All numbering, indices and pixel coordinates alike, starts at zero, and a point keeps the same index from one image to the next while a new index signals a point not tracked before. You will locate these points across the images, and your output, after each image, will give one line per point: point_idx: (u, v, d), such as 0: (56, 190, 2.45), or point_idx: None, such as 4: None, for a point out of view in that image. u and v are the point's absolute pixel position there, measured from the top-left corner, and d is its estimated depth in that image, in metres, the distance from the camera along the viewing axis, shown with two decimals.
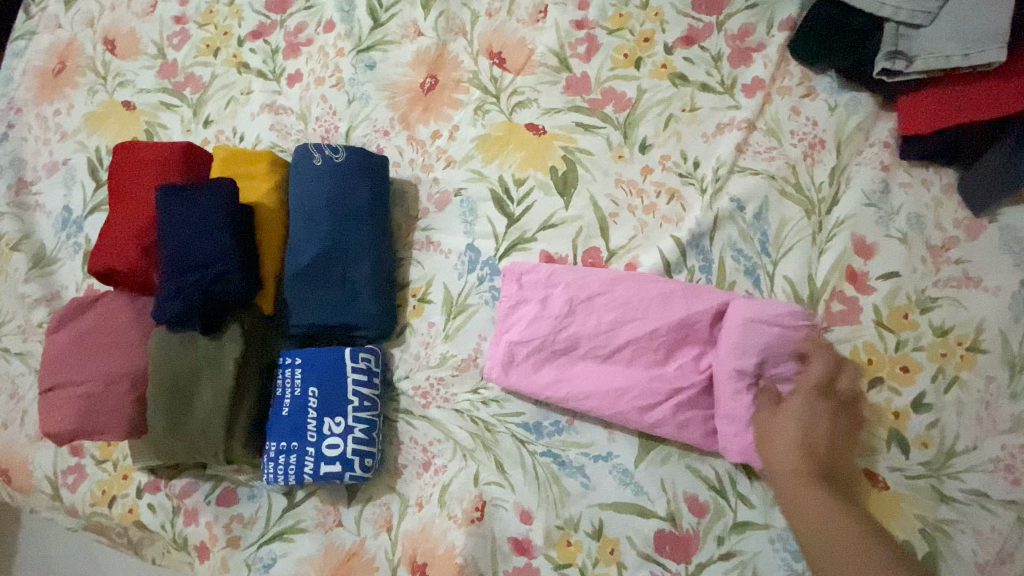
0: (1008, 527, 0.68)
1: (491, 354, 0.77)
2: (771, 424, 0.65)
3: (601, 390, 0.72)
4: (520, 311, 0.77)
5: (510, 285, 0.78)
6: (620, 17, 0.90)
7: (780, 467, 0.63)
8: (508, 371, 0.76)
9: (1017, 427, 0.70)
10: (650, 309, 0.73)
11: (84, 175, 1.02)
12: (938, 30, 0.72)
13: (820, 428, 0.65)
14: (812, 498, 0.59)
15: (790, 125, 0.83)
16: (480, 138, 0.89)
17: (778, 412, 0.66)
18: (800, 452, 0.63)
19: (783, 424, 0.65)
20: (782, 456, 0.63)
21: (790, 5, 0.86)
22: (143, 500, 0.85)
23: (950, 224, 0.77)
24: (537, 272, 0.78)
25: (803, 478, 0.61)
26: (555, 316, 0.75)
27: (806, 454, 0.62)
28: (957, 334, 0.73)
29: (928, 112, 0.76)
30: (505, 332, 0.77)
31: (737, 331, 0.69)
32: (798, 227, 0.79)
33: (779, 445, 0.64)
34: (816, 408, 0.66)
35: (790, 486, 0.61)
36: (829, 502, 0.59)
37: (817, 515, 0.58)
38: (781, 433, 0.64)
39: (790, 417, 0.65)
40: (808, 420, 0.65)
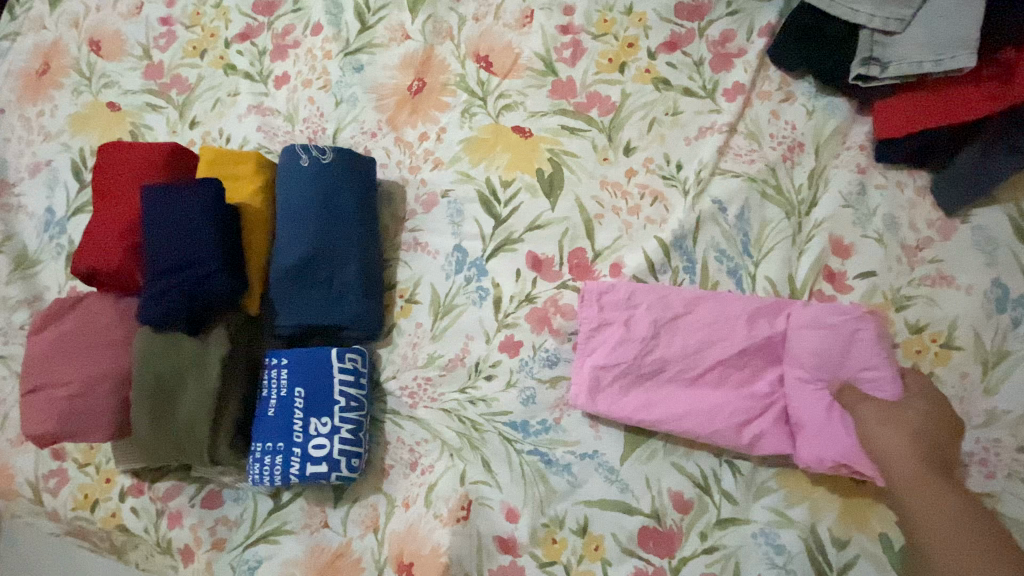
0: None
1: (577, 378, 0.76)
2: (886, 418, 0.65)
3: (702, 411, 0.71)
4: (601, 335, 0.77)
5: (590, 308, 0.77)
6: (605, 22, 0.91)
7: (895, 464, 0.63)
8: (596, 396, 0.75)
9: (990, 422, 0.72)
10: (734, 328, 0.73)
11: (67, 176, 1.01)
12: (911, 37, 0.75)
13: (934, 433, 0.65)
14: (938, 498, 0.60)
15: (769, 129, 0.85)
16: (467, 141, 0.90)
17: (888, 410, 0.66)
18: (919, 450, 0.63)
19: (896, 423, 0.65)
20: (898, 450, 0.63)
21: (769, 12, 0.88)
22: (126, 503, 0.84)
23: (924, 225, 0.79)
24: (617, 292, 0.77)
25: (925, 480, 0.61)
26: (642, 339, 0.74)
27: (924, 454, 0.63)
28: (931, 331, 0.75)
29: (902, 115, 0.78)
30: (587, 356, 0.76)
31: (805, 338, 0.71)
32: (778, 228, 0.81)
33: (896, 441, 0.63)
34: (920, 411, 0.66)
35: (908, 483, 0.62)
36: (957, 502, 0.59)
37: (945, 516, 0.59)
38: (895, 429, 0.64)
39: (900, 416, 0.65)
40: (920, 422, 0.65)
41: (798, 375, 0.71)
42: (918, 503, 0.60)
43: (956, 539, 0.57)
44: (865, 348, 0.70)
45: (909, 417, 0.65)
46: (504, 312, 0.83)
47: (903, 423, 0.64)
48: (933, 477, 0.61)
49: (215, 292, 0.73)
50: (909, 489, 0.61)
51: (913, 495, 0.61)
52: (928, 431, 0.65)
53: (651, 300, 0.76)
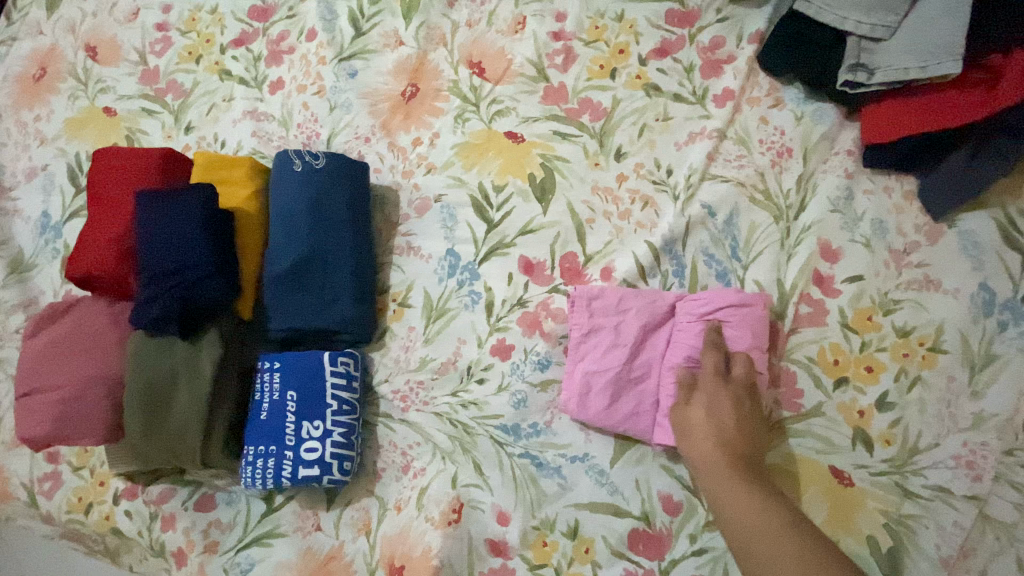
0: (970, 521, 0.71)
1: (569, 384, 0.76)
2: (688, 425, 0.68)
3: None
4: (592, 340, 0.77)
5: (580, 314, 0.78)
6: (596, 29, 0.92)
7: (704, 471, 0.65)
8: (587, 403, 0.75)
9: (977, 424, 0.73)
10: (688, 331, 0.74)
11: (63, 180, 1.01)
12: (896, 44, 0.76)
13: (731, 428, 0.66)
14: (731, 499, 0.61)
15: (759, 135, 0.86)
16: (460, 146, 0.91)
17: (690, 416, 0.68)
18: (719, 450, 0.64)
19: (697, 427, 0.67)
20: (694, 453, 0.66)
21: (759, 19, 0.89)
22: (119, 507, 0.85)
23: (911, 229, 0.80)
24: (606, 297, 0.77)
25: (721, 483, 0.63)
26: (631, 344, 0.75)
27: (719, 454, 0.64)
28: (918, 335, 0.76)
29: (889, 121, 0.79)
30: (578, 362, 0.77)
31: (683, 332, 0.75)
32: (767, 232, 0.82)
33: (699, 447, 0.66)
34: (714, 407, 0.67)
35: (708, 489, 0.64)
36: (737, 496, 0.61)
37: (735, 516, 0.60)
38: (700, 432, 0.67)
39: (700, 419, 0.67)
40: (714, 419, 0.67)
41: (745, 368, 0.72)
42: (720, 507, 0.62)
43: (752, 536, 0.58)
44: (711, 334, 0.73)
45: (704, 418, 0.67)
46: (496, 316, 0.83)
47: (703, 423, 0.67)
48: (726, 479, 0.63)
49: (208, 297, 0.74)
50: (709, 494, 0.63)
51: (717, 500, 0.62)
52: (723, 425, 0.66)
53: (639, 305, 0.77)
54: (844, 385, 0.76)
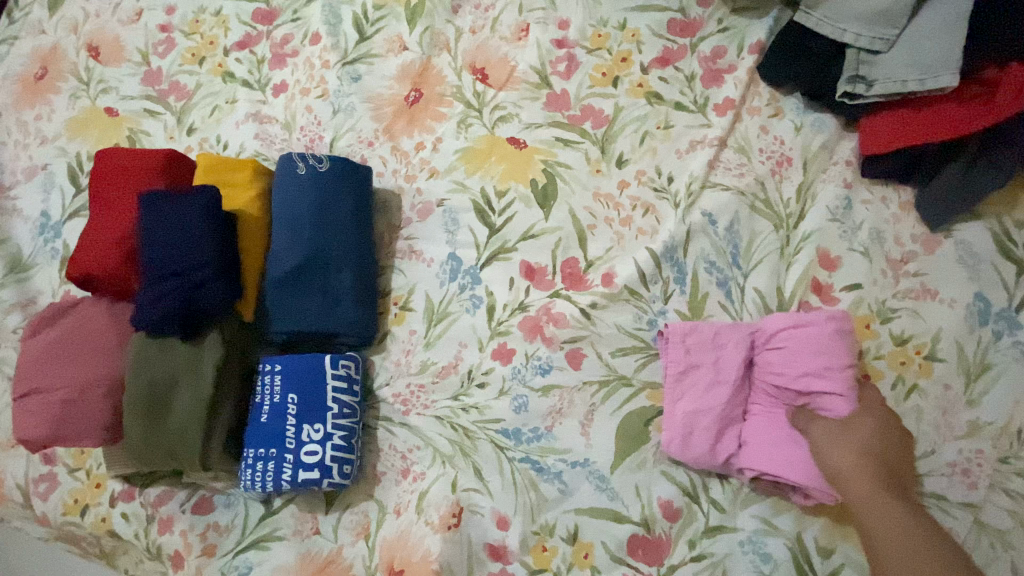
0: (966, 528, 0.71)
1: (673, 425, 0.74)
2: (840, 437, 0.68)
3: (776, 448, 0.71)
4: (690, 378, 0.76)
5: (677, 351, 0.76)
6: (599, 37, 0.93)
7: (849, 478, 0.66)
8: (691, 443, 0.74)
9: (972, 433, 0.74)
10: (774, 359, 0.74)
11: (63, 180, 1.01)
12: (895, 57, 0.77)
13: (883, 450, 0.68)
14: (889, 508, 0.63)
15: (758, 144, 0.87)
16: (463, 150, 0.91)
17: (842, 430, 0.68)
18: (869, 464, 0.66)
19: (846, 441, 0.68)
20: (842, 457, 0.67)
21: (759, 30, 0.91)
22: (116, 508, 0.83)
23: (909, 239, 0.81)
24: (701, 333, 0.77)
25: (877, 493, 0.64)
26: (731, 383, 0.75)
27: (879, 472, 0.65)
28: (916, 343, 0.77)
29: (885, 133, 0.80)
30: (676, 402, 0.76)
31: (771, 360, 0.75)
32: (766, 241, 0.83)
33: (849, 454, 0.67)
34: (877, 430, 0.69)
35: (861, 495, 0.64)
36: (895, 510, 0.62)
37: (894, 530, 0.61)
38: (846, 446, 0.67)
39: (857, 435, 0.68)
40: (869, 438, 0.68)
41: (814, 388, 0.72)
42: (876, 519, 0.62)
43: (907, 547, 0.60)
44: (802, 360, 0.72)
45: (863, 432, 0.68)
46: (498, 320, 0.84)
47: (856, 438, 0.68)
48: (883, 493, 0.64)
49: (209, 299, 0.73)
50: (865, 505, 0.64)
51: (877, 506, 0.63)
52: (872, 445, 0.68)
53: (737, 338, 0.76)
54: None
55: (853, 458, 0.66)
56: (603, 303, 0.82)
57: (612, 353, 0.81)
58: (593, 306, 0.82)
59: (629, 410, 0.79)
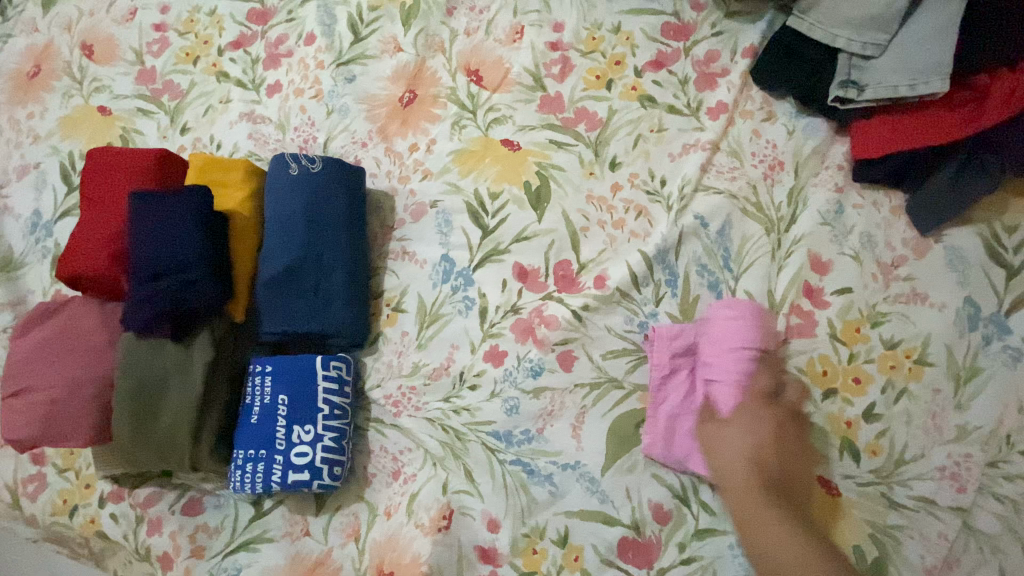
0: (953, 532, 0.71)
1: (655, 428, 0.76)
2: (719, 439, 0.69)
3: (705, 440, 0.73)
4: (674, 381, 0.78)
5: (661, 353, 0.79)
6: (593, 40, 0.93)
7: (729, 480, 0.66)
8: (674, 443, 0.75)
9: (961, 437, 0.74)
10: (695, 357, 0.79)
11: (55, 179, 1.00)
12: (887, 62, 0.78)
13: (761, 447, 0.67)
14: (759, 507, 0.62)
15: (751, 147, 0.87)
16: (457, 152, 0.91)
17: (731, 433, 0.69)
18: (745, 464, 0.66)
19: (724, 442, 0.68)
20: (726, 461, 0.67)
21: (752, 34, 0.91)
22: (105, 509, 0.83)
23: (899, 243, 0.81)
24: (683, 336, 0.79)
25: (750, 493, 0.64)
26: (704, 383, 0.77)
27: (757, 470, 0.65)
28: (905, 347, 0.77)
29: (876, 138, 0.81)
30: (660, 405, 0.78)
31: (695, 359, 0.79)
32: (758, 244, 0.83)
33: (727, 458, 0.67)
34: (753, 424, 0.69)
35: (737, 497, 0.65)
36: (767, 510, 0.62)
37: (764, 531, 0.61)
38: (728, 446, 0.68)
39: (734, 434, 0.68)
40: (746, 435, 0.68)
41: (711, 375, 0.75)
42: (756, 523, 0.62)
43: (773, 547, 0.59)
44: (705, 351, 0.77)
45: (740, 430, 0.69)
46: (490, 322, 0.84)
47: (732, 437, 0.68)
48: (758, 492, 0.64)
49: (199, 299, 0.73)
50: (741, 507, 0.64)
51: (753, 507, 0.62)
52: (761, 447, 0.67)
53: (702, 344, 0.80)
54: (832, 396, 0.78)
55: (732, 459, 0.67)
56: (595, 306, 0.82)
57: (603, 356, 0.81)
58: (585, 308, 0.82)
59: (620, 413, 0.79)
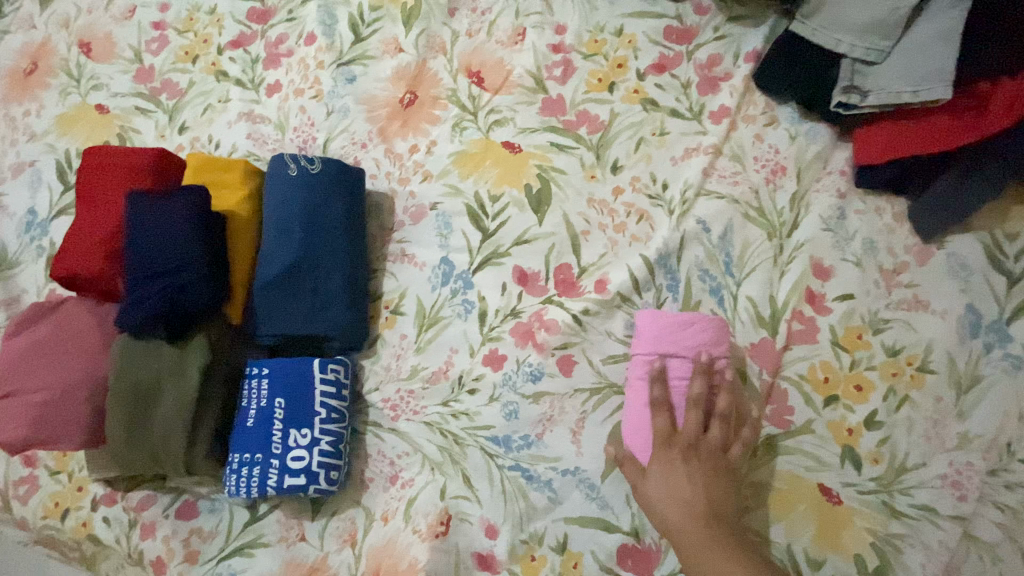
0: (955, 541, 0.71)
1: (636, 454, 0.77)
2: (649, 500, 0.68)
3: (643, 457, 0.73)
4: None
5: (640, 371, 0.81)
6: (595, 43, 0.93)
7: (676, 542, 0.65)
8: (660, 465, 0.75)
9: (963, 445, 0.73)
10: None
11: (51, 177, 0.99)
12: (889, 68, 0.78)
13: (683, 497, 0.66)
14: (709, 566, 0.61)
15: (753, 152, 0.87)
16: (457, 154, 0.91)
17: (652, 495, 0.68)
18: (680, 521, 0.65)
19: (655, 503, 0.68)
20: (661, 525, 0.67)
21: (755, 38, 0.91)
22: (98, 513, 0.81)
23: (901, 250, 0.81)
24: None
25: (696, 552, 0.63)
26: None
27: (690, 525, 0.65)
28: (907, 354, 0.77)
29: (879, 144, 0.80)
30: None
31: None
32: (760, 249, 0.83)
33: (664, 518, 0.67)
34: (668, 473, 0.68)
35: (688, 560, 0.64)
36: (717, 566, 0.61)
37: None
38: (660, 507, 0.67)
39: (656, 492, 0.68)
40: (667, 489, 0.67)
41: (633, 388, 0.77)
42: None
43: None
44: None
45: (659, 484, 0.68)
46: (489, 326, 0.83)
47: (656, 496, 0.68)
48: (704, 548, 0.63)
49: (195, 301, 0.72)
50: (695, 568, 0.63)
51: (695, 568, 0.63)
52: (683, 494, 0.67)
53: None
54: (833, 403, 0.77)
55: (667, 519, 0.66)
56: (595, 310, 0.82)
57: (604, 360, 0.81)
58: (585, 312, 0.82)
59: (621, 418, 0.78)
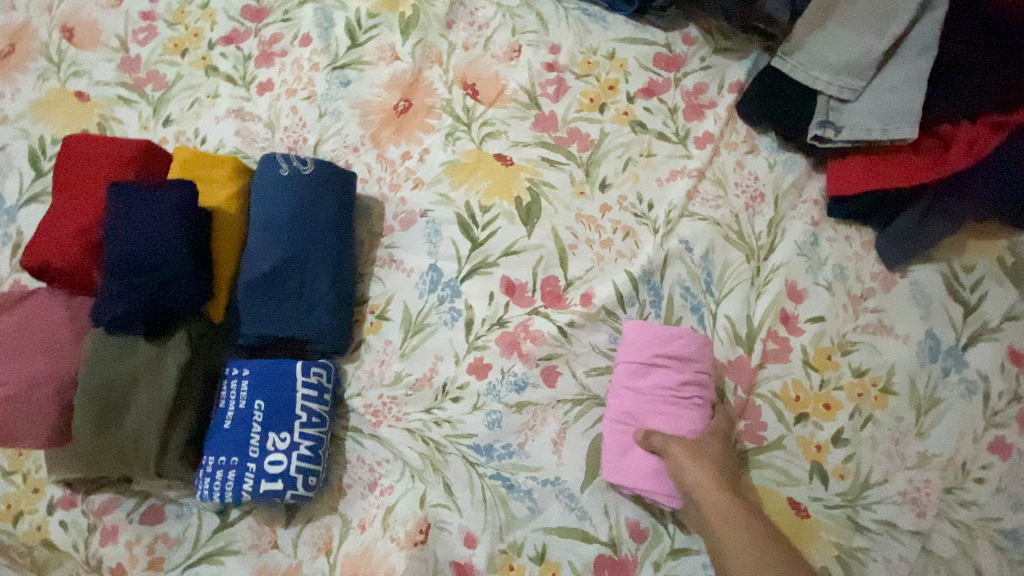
0: (914, 555, 0.74)
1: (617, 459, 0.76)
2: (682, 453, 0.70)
3: (625, 455, 0.74)
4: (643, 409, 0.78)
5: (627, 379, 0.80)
6: (588, 64, 0.96)
7: (703, 493, 0.68)
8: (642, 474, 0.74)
9: (921, 463, 0.78)
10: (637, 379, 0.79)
11: (22, 163, 0.95)
12: (862, 106, 0.83)
13: (717, 456, 0.72)
14: (738, 515, 0.66)
15: (734, 178, 0.91)
16: (449, 163, 0.92)
17: (705, 463, 0.70)
18: (713, 474, 0.69)
19: (692, 455, 0.70)
20: (706, 487, 0.68)
21: (738, 71, 0.96)
22: (54, 516, 0.77)
23: (869, 276, 0.86)
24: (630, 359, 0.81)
25: (725, 501, 0.67)
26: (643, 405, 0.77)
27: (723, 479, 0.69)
28: (872, 376, 0.81)
29: (851, 176, 0.85)
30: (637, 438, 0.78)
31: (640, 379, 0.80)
32: (738, 270, 0.86)
33: (696, 470, 0.69)
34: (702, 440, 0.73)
35: (716, 509, 0.67)
36: (744, 515, 0.66)
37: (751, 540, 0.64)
38: (694, 459, 0.70)
39: (700, 447, 0.71)
40: (702, 446, 0.72)
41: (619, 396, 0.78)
42: (727, 529, 0.65)
43: (758, 554, 0.62)
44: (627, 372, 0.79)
45: (697, 442, 0.72)
46: (475, 334, 0.84)
47: (693, 451, 0.71)
48: (731, 499, 0.68)
49: (178, 297, 0.70)
50: (718, 517, 0.66)
51: (721, 515, 0.66)
52: (727, 468, 0.71)
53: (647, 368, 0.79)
54: (804, 420, 0.81)
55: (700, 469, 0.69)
56: (581, 322, 0.83)
57: (587, 373, 0.82)
58: (571, 324, 0.83)
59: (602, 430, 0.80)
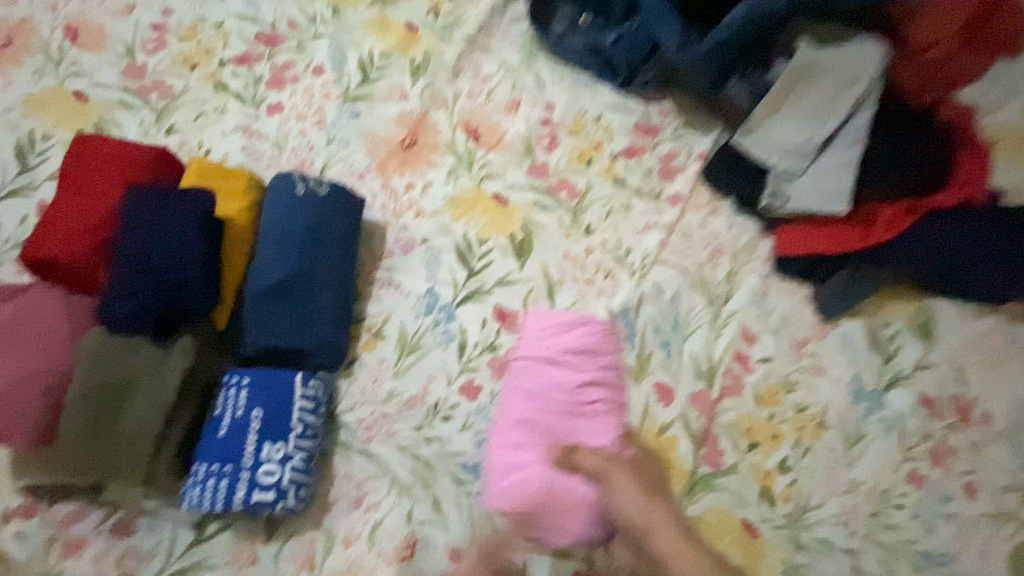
0: (844, 570, 0.86)
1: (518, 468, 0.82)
2: (615, 480, 0.75)
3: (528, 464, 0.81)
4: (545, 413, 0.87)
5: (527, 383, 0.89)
6: (578, 123, 1.09)
7: (641, 519, 0.71)
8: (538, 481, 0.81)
9: (851, 489, 0.90)
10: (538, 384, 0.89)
11: (9, 157, 0.93)
12: (802, 183, 0.98)
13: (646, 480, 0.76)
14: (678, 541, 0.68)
15: (700, 233, 1.04)
16: (450, 198, 0.99)
17: (645, 494, 0.73)
18: (647, 497, 0.73)
19: (624, 480, 0.74)
20: (641, 512, 0.71)
21: (705, 142, 1.10)
22: (8, 528, 0.72)
23: (807, 326, 1.00)
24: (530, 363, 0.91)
25: (662, 525, 0.70)
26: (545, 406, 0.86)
27: (657, 501, 0.73)
28: (811, 411, 0.94)
29: (796, 239, 1.01)
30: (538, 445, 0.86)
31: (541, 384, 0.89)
32: (702, 313, 0.98)
33: (628, 495, 0.73)
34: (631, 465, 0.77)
35: (657, 535, 0.69)
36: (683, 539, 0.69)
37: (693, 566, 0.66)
38: (627, 485, 0.74)
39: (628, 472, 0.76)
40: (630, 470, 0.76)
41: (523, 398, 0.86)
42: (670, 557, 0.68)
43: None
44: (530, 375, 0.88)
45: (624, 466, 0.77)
46: (467, 357, 0.89)
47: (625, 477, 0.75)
48: (668, 521, 0.71)
49: (189, 302, 0.72)
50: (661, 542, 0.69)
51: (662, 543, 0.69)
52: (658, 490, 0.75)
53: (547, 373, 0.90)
54: (755, 448, 0.92)
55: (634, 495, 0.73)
56: None
57: None
58: None
59: None
